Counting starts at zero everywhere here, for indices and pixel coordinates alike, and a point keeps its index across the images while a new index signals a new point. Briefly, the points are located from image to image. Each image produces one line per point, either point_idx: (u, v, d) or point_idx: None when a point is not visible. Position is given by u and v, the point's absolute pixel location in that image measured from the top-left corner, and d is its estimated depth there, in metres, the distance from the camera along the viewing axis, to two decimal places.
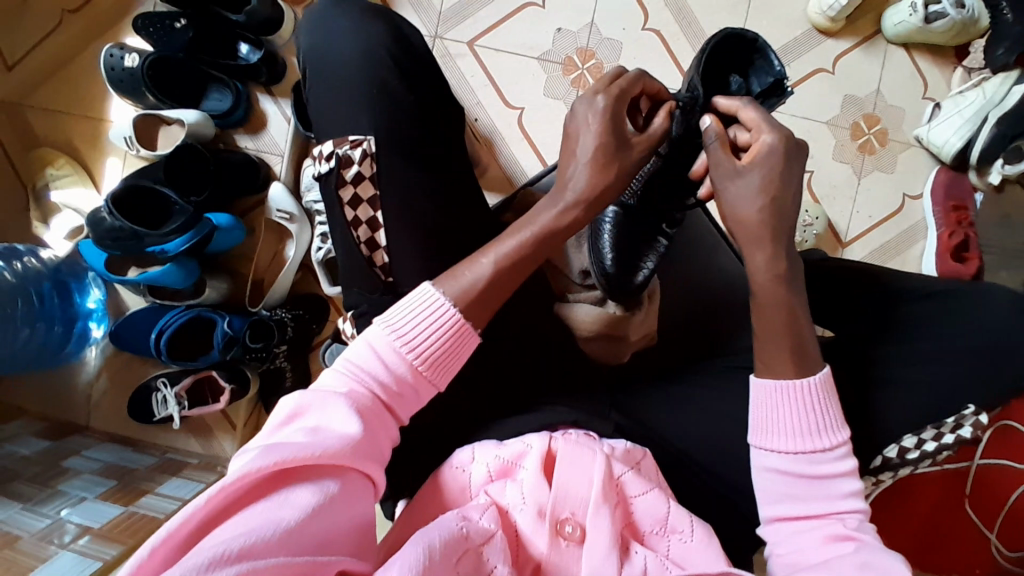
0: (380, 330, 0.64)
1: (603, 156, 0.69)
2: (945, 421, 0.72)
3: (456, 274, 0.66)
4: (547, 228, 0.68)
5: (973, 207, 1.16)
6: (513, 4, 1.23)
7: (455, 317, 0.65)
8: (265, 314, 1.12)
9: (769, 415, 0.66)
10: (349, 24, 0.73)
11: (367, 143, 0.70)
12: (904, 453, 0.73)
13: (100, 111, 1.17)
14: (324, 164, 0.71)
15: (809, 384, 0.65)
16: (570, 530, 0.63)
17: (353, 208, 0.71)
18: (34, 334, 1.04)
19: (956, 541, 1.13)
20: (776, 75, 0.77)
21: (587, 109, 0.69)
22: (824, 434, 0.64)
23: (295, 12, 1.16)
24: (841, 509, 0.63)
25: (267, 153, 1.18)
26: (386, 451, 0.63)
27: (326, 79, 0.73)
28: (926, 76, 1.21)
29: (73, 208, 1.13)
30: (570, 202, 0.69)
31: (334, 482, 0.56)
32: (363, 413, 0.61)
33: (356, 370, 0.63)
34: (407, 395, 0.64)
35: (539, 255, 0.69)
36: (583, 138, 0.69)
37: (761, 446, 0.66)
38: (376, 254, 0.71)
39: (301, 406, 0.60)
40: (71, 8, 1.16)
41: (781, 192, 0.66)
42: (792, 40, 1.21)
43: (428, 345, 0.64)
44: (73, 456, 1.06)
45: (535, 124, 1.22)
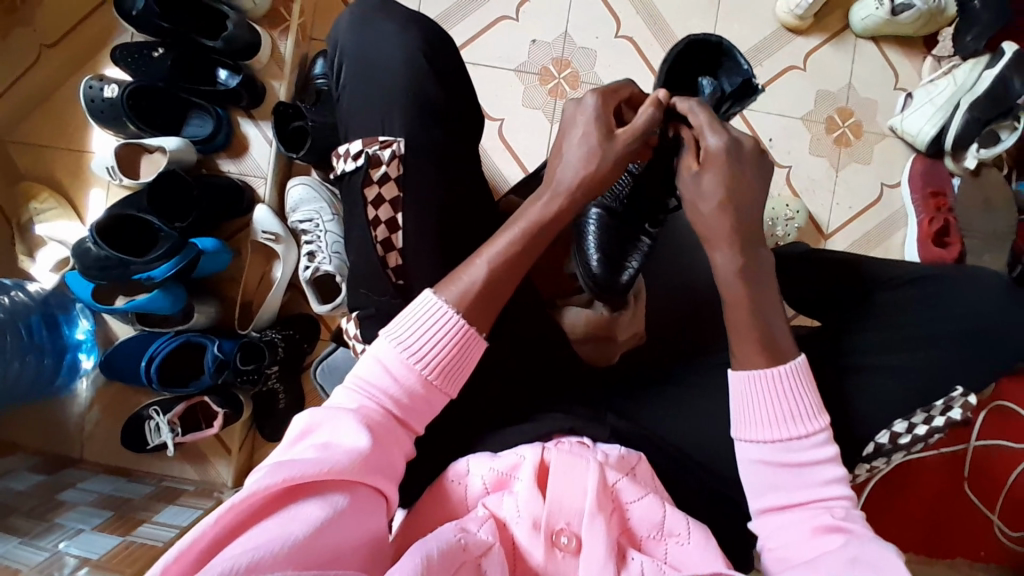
0: (386, 343, 0.65)
1: (590, 149, 0.69)
2: (935, 405, 0.75)
3: (455, 279, 0.67)
4: (536, 223, 0.69)
5: (951, 192, 1.18)
6: (488, 17, 1.25)
7: (459, 323, 0.65)
8: (255, 336, 1.12)
9: (747, 406, 0.66)
10: (383, 31, 0.78)
11: (398, 143, 0.74)
12: (895, 439, 0.75)
13: (82, 142, 1.18)
14: (353, 162, 0.75)
15: (782, 372, 0.65)
16: (566, 540, 0.64)
17: (376, 208, 0.74)
18: (25, 367, 1.04)
19: (959, 524, 1.14)
20: (744, 75, 0.78)
21: (579, 109, 0.71)
22: (799, 421, 0.65)
23: (273, 36, 1.18)
24: (826, 497, 0.64)
25: (251, 176, 1.18)
26: (399, 464, 0.63)
27: (357, 83, 0.77)
28: (896, 66, 1.23)
29: (60, 240, 1.13)
30: (556, 192, 0.70)
31: (344, 496, 0.56)
32: (374, 428, 0.61)
33: (366, 386, 0.64)
34: (418, 405, 0.64)
35: (536, 246, 0.69)
36: (572, 139, 0.71)
37: (738, 438, 0.67)
38: (390, 255, 0.74)
39: (312, 423, 0.60)
40: (49, 43, 1.16)
41: (735, 193, 0.67)
42: (763, 40, 1.24)
43: (433, 353, 0.64)
44: (68, 488, 1.06)
45: (515, 134, 1.23)
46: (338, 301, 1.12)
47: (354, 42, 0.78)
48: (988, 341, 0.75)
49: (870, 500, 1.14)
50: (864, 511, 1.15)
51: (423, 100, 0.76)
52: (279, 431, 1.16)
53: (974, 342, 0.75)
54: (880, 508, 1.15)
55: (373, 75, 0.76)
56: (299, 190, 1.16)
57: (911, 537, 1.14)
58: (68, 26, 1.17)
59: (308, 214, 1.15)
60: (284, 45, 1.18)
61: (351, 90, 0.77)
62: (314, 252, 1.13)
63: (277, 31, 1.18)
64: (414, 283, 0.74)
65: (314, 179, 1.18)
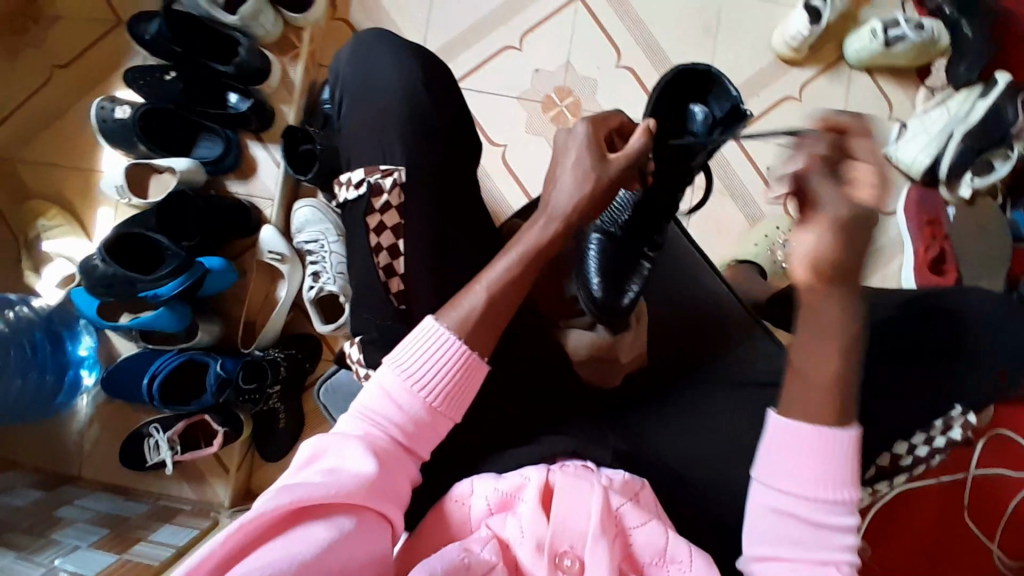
0: (390, 370, 0.65)
1: (586, 176, 0.71)
2: (936, 427, 0.75)
3: (456, 304, 0.68)
4: (538, 248, 0.70)
5: (946, 221, 1.19)
6: (493, 47, 1.28)
7: (462, 349, 0.66)
8: (258, 354, 1.13)
9: (784, 452, 0.62)
10: (388, 61, 0.81)
11: (398, 173, 0.76)
12: (899, 460, 0.77)
13: (92, 162, 1.20)
14: (356, 190, 0.77)
15: (834, 432, 0.61)
16: (570, 563, 0.63)
17: (378, 234, 0.76)
18: (28, 384, 1.04)
19: (961, 554, 1.13)
20: (733, 100, 0.80)
21: (570, 137, 0.73)
22: (838, 485, 0.60)
23: (282, 62, 1.21)
24: (835, 558, 0.60)
25: (258, 199, 1.20)
26: (405, 491, 0.63)
27: (365, 108, 0.79)
28: (891, 97, 1.26)
29: (67, 256, 1.16)
30: (553, 216, 0.71)
31: (351, 519, 0.57)
32: (379, 454, 0.61)
33: (372, 414, 0.64)
34: (424, 431, 0.65)
35: (535, 269, 0.70)
36: (566, 164, 0.72)
37: (759, 481, 0.63)
38: (391, 281, 0.75)
39: (319, 449, 0.61)
40: (62, 64, 1.21)
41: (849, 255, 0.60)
42: (759, 71, 1.27)
43: (437, 379, 0.65)
44: (66, 505, 1.05)
45: (518, 159, 1.26)
46: (341, 321, 1.13)
47: (353, 73, 0.82)
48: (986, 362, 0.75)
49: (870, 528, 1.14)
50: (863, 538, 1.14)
51: (426, 125, 0.79)
52: (279, 451, 1.16)
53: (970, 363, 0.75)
54: (880, 536, 1.15)
55: (379, 99, 0.79)
56: (305, 212, 1.18)
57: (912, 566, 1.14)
58: (73, 53, 1.21)
59: (313, 235, 1.16)
60: (294, 72, 1.21)
61: (357, 113, 0.79)
62: (319, 272, 1.14)
63: (287, 58, 1.21)
64: (417, 301, 0.75)
65: (320, 202, 1.19)
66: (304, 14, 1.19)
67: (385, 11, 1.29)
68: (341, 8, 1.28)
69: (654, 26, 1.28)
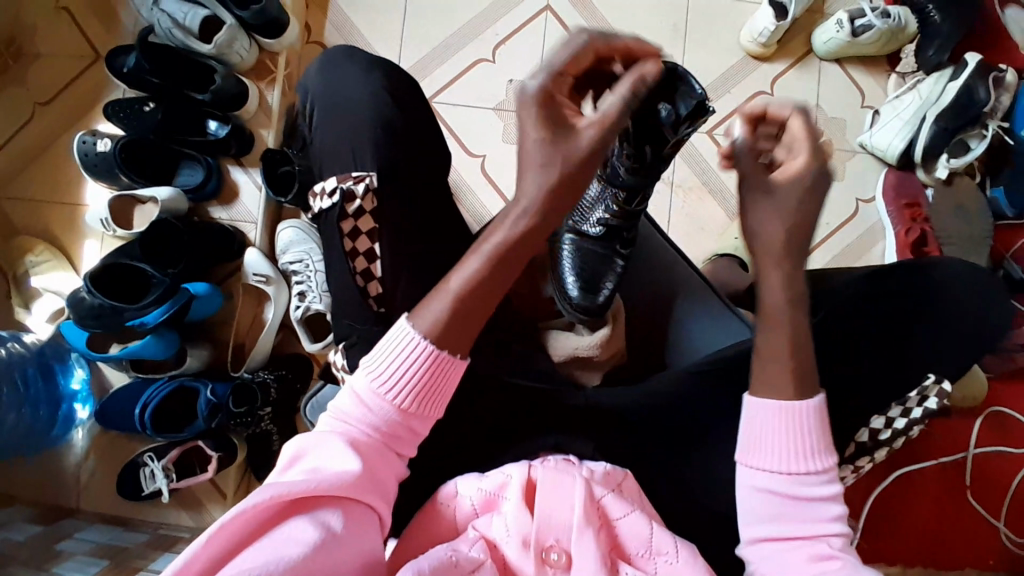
0: (362, 375, 0.63)
1: (552, 146, 0.59)
2: (910, 398, 0.78)
3: (426, 305, 0.62)
4: (503, 245, 0.61)
5: (926, 203, 1.21)
6: (466, 60, 1.30)
7: (429, 348, 0.61)
8: (248, 377, 1.13)
9: (759, 434, 0.63)
10: (354, 74, 0.82)
11: (370, 179, 0.78)
12: (876, 436, 0.79)
13: (76, 196, 1.21)
14: (329, 199, 0.78)
15: (806, 408, 0.62)
16: (556, 557, 0.64)
17: (353, 240, 0.77)
18: (22, 418, 1.05)
19: (969, 533, 1.15)
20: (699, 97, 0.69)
21: (521, 97, 0.60)
22: (812, 454, 0.62)
23: (261, 87, 1.22)
24: (827, 532, 0.61)
25: (241, 222, 1.21)
26: (389, 486, 0.62)
27: (337, 121, 0.80)
28: (862, 85, 1.28)
29: (54, 291, 1.16)
30: (524, 208, 0.60)
31: (336, 513, 0.56)
32: (359, 451, 0.61)
33: (347, 415, 0.63)
34: (400, 429, 0.63)
35: (508, 269, 0.61)
36: (523, 126, 0.59)
37: (744, 464, 0.64)
38: (370, 285, 0.77)
39: (301, 450, 0.61)
40: (43, 101, 1.22)
41: (798, 222, 0.61)
42: (729, 68, 1.29)
43: (411, 377, 0.62)
44: (65, 539, 1.05)
45: (497, 169, 1.27)
46: (329, 339, 1.16)
47: (323, 83, 0.82)
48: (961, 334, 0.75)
49: (874, 513, 1.15)
50: (868, 525, 1.14)
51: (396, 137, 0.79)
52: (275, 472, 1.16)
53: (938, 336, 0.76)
54: (886, 523, 1.15)
55: (354, 109, 0.80)
56: (288, 233, 1.19)
57: (919, 550, 1.14)
58: (58, 86, 1.23)
59: (298, 255, 1.17)
60: (271, 96, 1.23)
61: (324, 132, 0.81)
62: (304, 291, 1.16)
63: (264, 82, 1.23)
64: (394, 308, 0.76)
65: (304, 222, 1.20)
66: (279, 37, 1.20)
67: (358, 29, 1.30)
68: (315, 31, 1.30)
69: (624, 30, 1.30)
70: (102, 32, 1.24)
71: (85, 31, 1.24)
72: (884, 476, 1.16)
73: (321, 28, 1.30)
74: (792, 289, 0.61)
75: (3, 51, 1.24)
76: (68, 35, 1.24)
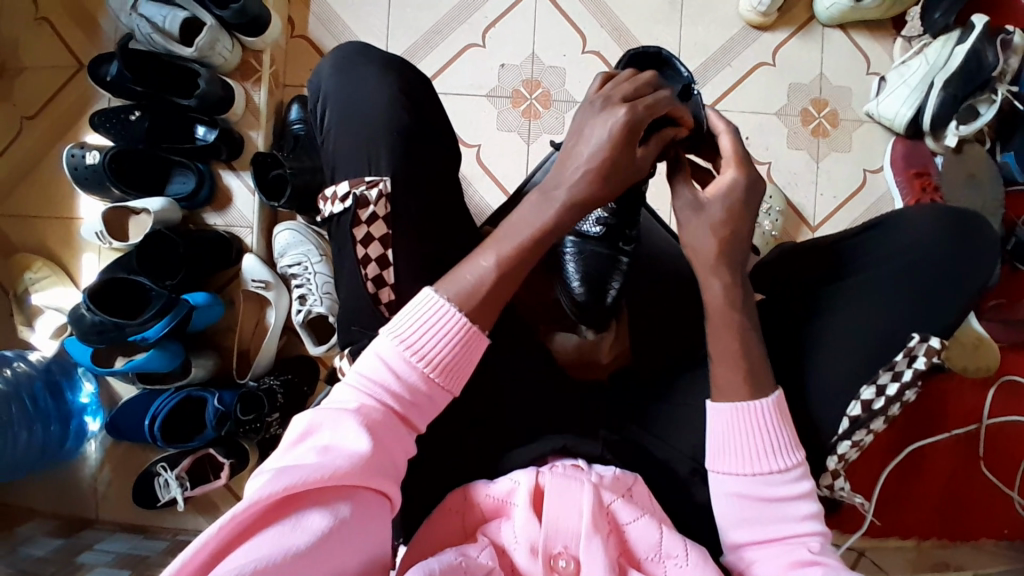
0: (385, 340, 0.62)
1: (605, 164, 0.65)
2: (896, 360, 0.73)
3: (456, 276, 0.64)
4: (538, 235, 0.65)
5: (935, 171, 1.18)
6: (455, 47, 1.26)
7: (462, 322, 0.62)
8: (253, 385, 1.13)
9: (724, 440, 0.65)
10: (341, 83, 0.79)
11: (384, 182, 0.75)
12: (869, 406, 0.72)
13: (70, 210, 1.20)
14: (341, 204, 0.75)
15: (761, 406, 0.64)
16: (564, 563, 0.62)
17: (365, 246, 0.74)
18: (33, 436, 1.06)
19: (982, 503, 1.14)
20: (685, 81, 0.71)
21: (585, 117, 0.67)
22: (776, 454, 0.64)
23: (247, 88, 1.19)
24: (802, 532, 0.63)
25: (237, 227, 1.19)
26: (401, 464, 0.60)
27: (354, 122, 0.77)
28: (867, 51, 1.23)
29: (56, 307, 1.15)
30: (560, 202, 0.65)
31: (347, 503, 0.53)
32: (377, 428, 0.58)
33: (370, 384, 0.61)
34: (421, 401, 0.62)
35: (536, 256, 0.65)
36: (591, 141, 0.65)
37: (713, 471, 0.66)
38: (381, 292, 0.74)
39: (312, 424, 0.57)
40: (30, 115, 1.21)
41: (738, 230, 0.67)
42: (729, 39, 1.24)
43: (437, 350, 0.62)
44: (86, 550, 1.06)
45: (493, 157, 1.24)
46: (332, 341, 1.15)
47: (334, 87, 0.79)
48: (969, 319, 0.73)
49: (888, 489, 1.14)
50: (880, 501, 1.13)
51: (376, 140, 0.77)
52: None
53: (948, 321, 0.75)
54: (898, 498, 1.14)
55: (364, 113, 0.77)
56: (285, 237, 1.17)
57: (930, 523, 1.14)
58: (44, 99, 1.21)
59: (295, 258, 1.16)
60: (257, 95, 1.20)
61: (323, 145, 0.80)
62: (304, 295, 1.14)
63: (249, 83, 1.20)
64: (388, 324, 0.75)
65: (301, 224, 1.18)
66: (260, 34, 1.16)
67: (342, 21, 1.26)
68: (299, 25, 1.26)
69: (618, 6, 1.25)
70: (82, 40, 1.21)
71: (64, 39, 1.21)
72: (897, 451, 1.14)
73: (304, 22, 1.26)
74: (728, 292, 0.67)
75: None
76: (47, 44, 1.21)
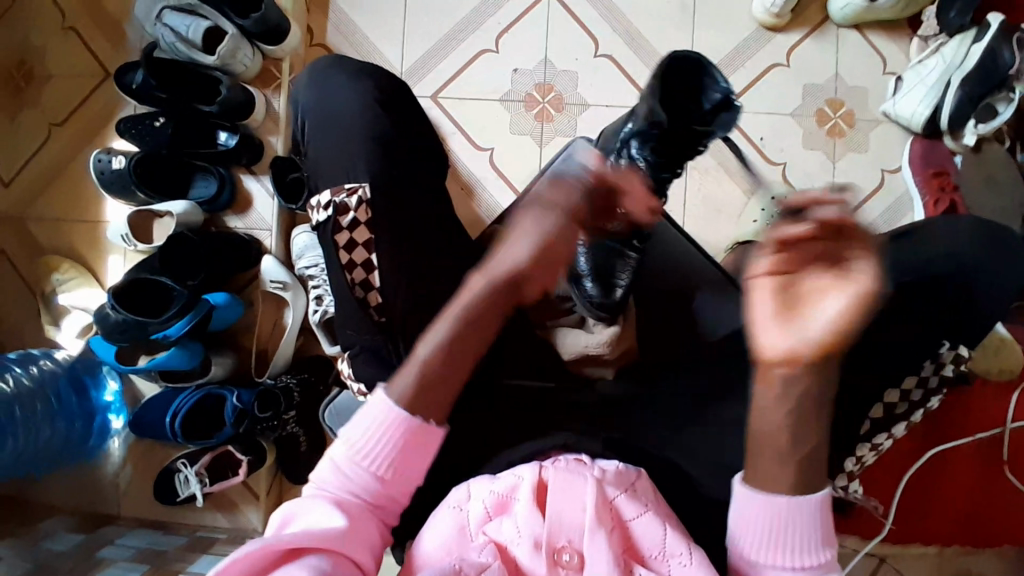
0: (338, 445, 0.66)
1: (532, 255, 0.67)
2: (923, 368, 0.77)
3: (404, 370, 0.66)
4: (467, 312, 0.66)
5: (954, 170, 1.16)
6: (468, 53, 1.28)
7: (403, 418, 0.64)
8: (271, 383, 1.16)
9: (756, 531, 0.60)
10: (339, 88, 0.81)
11: (363, 190, 0.77)
12: (889, 410, 0.79)
13: (97, 213, 1.24)
14: (323, 212, 0.78)
15: (807, 502, 0.59)
16: (568, 558, 0.62)
17: (349, 251, 0.77)
18: (56, 434, 1.09)
19: (1010, 511, 1.10)
20: (722, 91, 0.82)
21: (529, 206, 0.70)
22: (812, 550, 0.60)
23: (267, 95, 1.23)
24: None
25: (257, 230, 1.22)
26: (372, 543, 0.64)
27: (319, 127, 0.80)
28: (883, 51, 1.22)
29: (82, 307, 1.20)
30: (486, 275, 0.67)
31: (315, 566, 0.58)
32: (339, 512, 0.63)
33: (329, 485, 0.65)
34: (382, 494, 0.65)
35: (475, 332, 0.67)
36: (515, 240, 0.68)
37: (739, 556, 0.62)
38: (370, 295, 0.77)
39: (287, 515, 0.63)
40: (58, 122, 1.26)
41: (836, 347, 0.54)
42: (742, 41, 1.24)
43: (380, 450, 0.64)
44: (106, 546, 1.08)
45: (506, 160, 1.26)
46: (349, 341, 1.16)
47: (304, 103, 0.82)
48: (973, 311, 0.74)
49: (909, 494, 1.11)
50: (899, 507, 1.11)
51: (377, 142, 0.79)
52: (303, 473, 1.19)
53: (960, 318, 0.74)
54: (914, 504, 1.11)
55: (358, 120, 0.80)
56: (303, 238, 1.19)
57: (955, 530, 1.11)
58: (70, 107, 1.26)
59: (312, 260, 1.17)
60: (277, 103, 1.23)
61: (314, 147, 0.81)
62: (321, 295, 1.15)
63: (270, 89, 1.24)
64: (398, 315, 0.76)
65: None
66: (280, 43, 1.19)
67: (359, 30, 1.29)
68: (318, 33, 1.29)
69: (630, 9, 1.26)
70: (108, 49, 1.26)
71: (92, 49, 1.26)
72: (920, 454, 1.11)
73: (322, 30, 1.29)
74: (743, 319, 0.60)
75: (16, 76, 1.27)
76: (75, 54, 1.26)
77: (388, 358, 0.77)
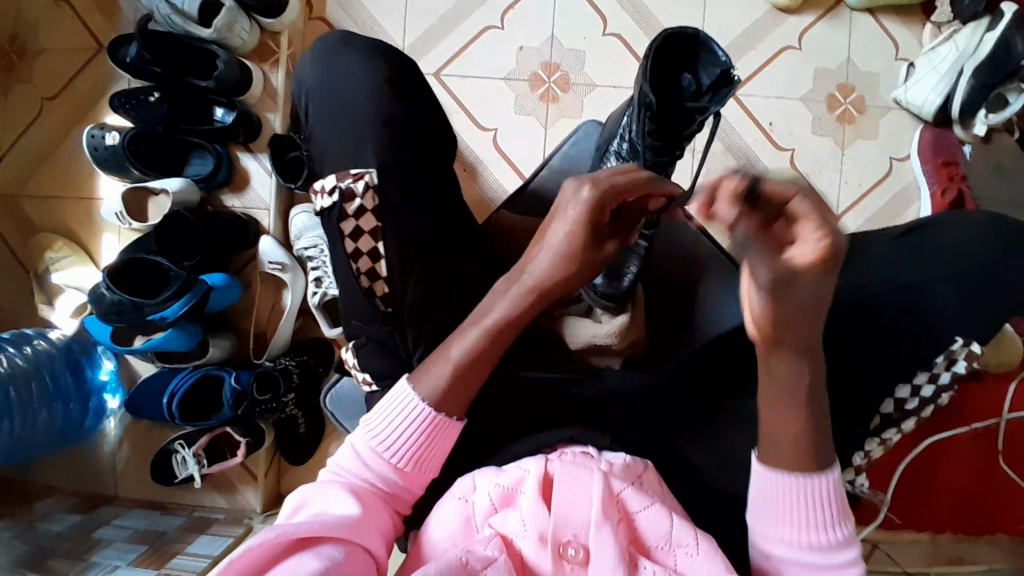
0: (358, 432, 0.68)
1: (573, 246, 0.65)
2: (936, 362, 0.73)
3: (438, 362, 0.67)
4: (503, 321, 0.66)
5: (963, 160, 1.15)
6: (473, 30, 1.24)
7: (429, 413, 0.66)
8: (270, 365, 1.15)
9: (771, 506, 0.60)
10: (341, 69, 0.79)
11: (369, 175, 0.75)
12: (902, 406, 0.74)
13: (90, 190, 1.21)
14: (327, 198, 0.75)
15: (821, 479, 0.59)
16: (573, 552, 0.62)
17: (354, 240, 0.74)
18: (53, 413, 1.08)
19: (1003, 500, 1.12)
20: (722, 65, 0.79)
21: (575, 198, 0.64)
22: (830, 527, 0.59)
23: (266, 70, 1.19)
24: None
25: (254, 209, 1.20)
26: (387, 532, 0.65)
27: (323, 110, 0.78)
28: (896, 36, 1.20)
29: (76, 286, 1.17)
30: (526, 285, 0.66)
31: (338, 549, 0.59)
32: (358, 497, 0.64)
33: (346, 472, 0.67)
34: (401, 484, 0.67)
35: (505, 341, 0.67)
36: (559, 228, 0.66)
37: (757, 532, 0.61)
38: (376, 285, 0.75)
39: (302, 499, 0.64)
40: (50, 96, 1.22)
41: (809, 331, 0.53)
42: (754, 22, 1.21)
43: (405, 444, 0.66)
44: (104, 526, 1.08)
45: (509, 141, 1.23)
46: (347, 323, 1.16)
47: (314, 81, 0.79)
48: (983, 310, 0.74)
49: (907, 484, 1.12)
50: (898, 496, 1.12)
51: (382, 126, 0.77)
52: (303, 456, 1.19)
53: (971, 316, 0.74)
54: (912, 495, 1.12)
55: (362, 103, 0.77)
56: (302, 218, 1.17)
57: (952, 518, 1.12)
58: (63, 80, 1.22)
59: (312, 241, 1.15)
60: (275, 79, 1.20)
61: (317, 131, 0.79)
62: (321, 277, 1.14)
63: (268, 65, 1.20)
64: (403, 305, 0.75)
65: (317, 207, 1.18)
66: (279, 16, 1.16)
67: (360, 4, 1.25)
68: (317, 7, 1.25)
69: None
70: (99, 21, 1.22)
71: (84, 20, 1.22)
72: (918, 444, 1.10)
73: (322, 4, 1.25)
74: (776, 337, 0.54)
75: (7, 47, 1.24)
76: (66, 25, 1.22)
77: (396, 350, 0.75)
